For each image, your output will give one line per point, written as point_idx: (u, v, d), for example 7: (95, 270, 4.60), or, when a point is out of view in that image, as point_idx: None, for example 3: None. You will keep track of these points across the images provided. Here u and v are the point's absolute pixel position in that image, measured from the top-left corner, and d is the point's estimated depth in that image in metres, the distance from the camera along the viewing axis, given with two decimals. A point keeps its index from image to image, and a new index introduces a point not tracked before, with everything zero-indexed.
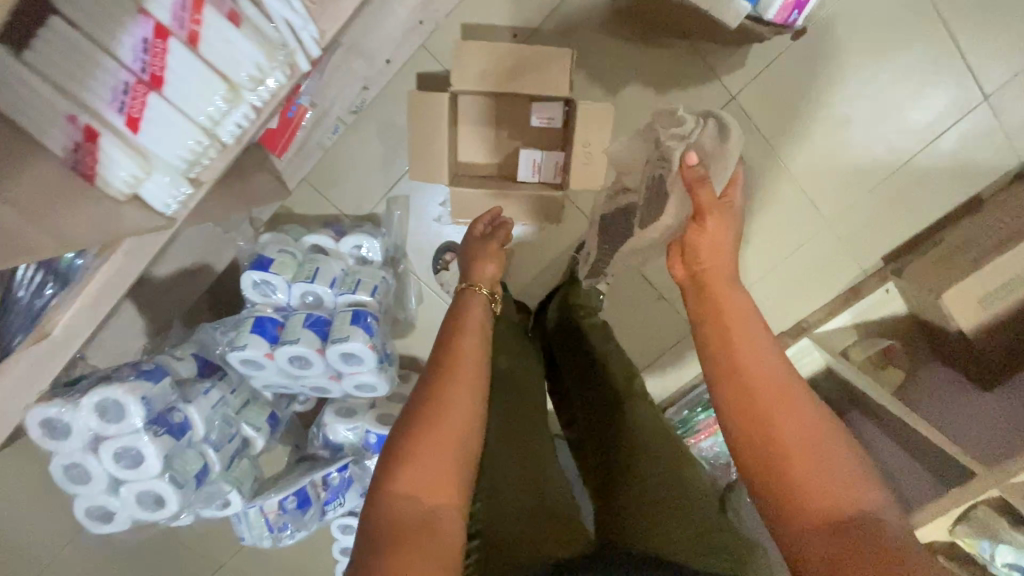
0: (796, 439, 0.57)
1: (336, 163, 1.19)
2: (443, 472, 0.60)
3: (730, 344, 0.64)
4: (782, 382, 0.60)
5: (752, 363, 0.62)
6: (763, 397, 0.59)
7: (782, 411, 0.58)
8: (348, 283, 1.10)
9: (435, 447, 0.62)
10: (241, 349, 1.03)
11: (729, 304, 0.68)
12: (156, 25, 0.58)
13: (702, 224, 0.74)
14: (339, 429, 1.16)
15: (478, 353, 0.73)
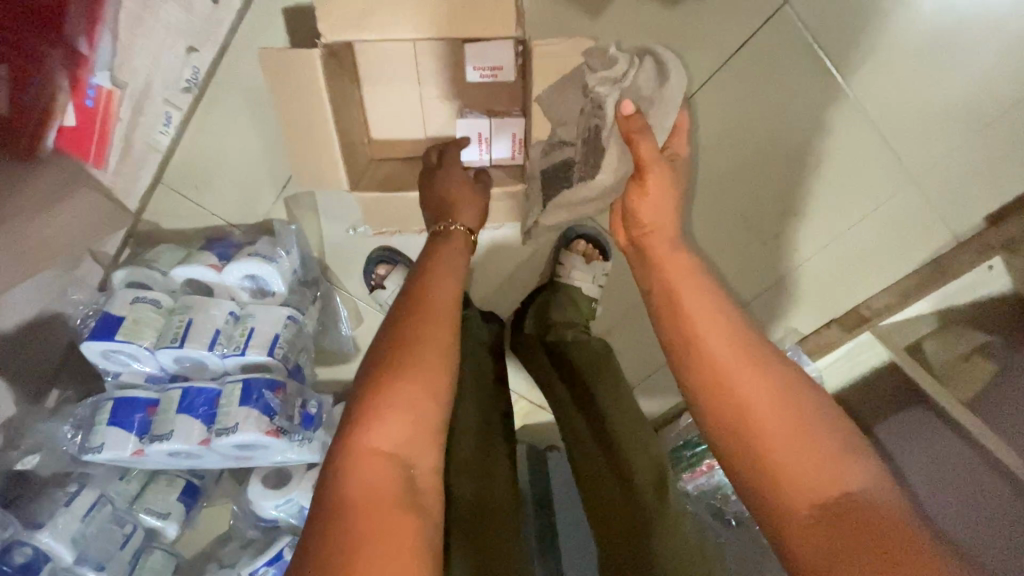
0: (776, 417, 0.47)
1: (198, 159, 0.83)
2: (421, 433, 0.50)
3: (685, 316, 0.54)
4: (743, 340, 0.51)
5: (718, 329, 0.52)
6: (729, 366, 0.50)
7: (755, 383, 0.48)
8: (238, 338, 0.80)
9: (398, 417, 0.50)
10: (98, 452, 0.75)
11: (679, 276, 0.58)
12: None
13: (643, 183, 0.64)
14: (268, 506, 0.92)
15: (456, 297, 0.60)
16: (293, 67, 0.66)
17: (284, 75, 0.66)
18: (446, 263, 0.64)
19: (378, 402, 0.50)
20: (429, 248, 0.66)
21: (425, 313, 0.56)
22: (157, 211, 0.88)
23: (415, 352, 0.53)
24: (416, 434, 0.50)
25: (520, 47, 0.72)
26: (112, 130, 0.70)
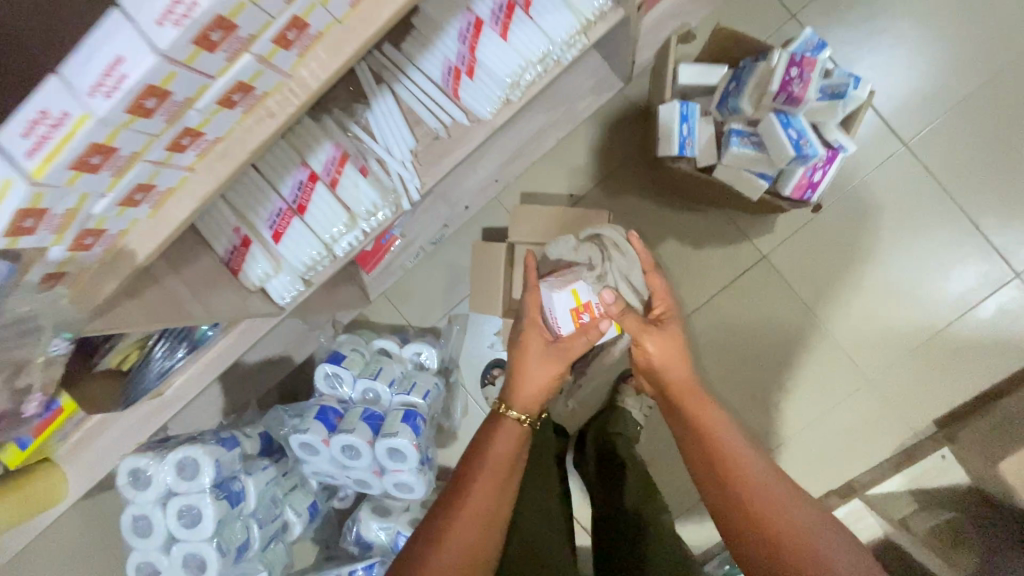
0: (794, 542, 0.68)
1: (410, 284, 1.40)
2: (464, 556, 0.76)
3: (714, 455, 0.80)
4: (766, 480, 0.75)
5: (741, 471, 0.76)
6: (750, 497, 0.73)
7: (777, 518, 0.71)
8: (405, 384, 1.24)
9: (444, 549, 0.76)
10: (303, 433, 1.15)
11: (705, 422, 0.83)
12: (311, 173, 0.83)
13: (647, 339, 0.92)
14: (373, 527, 1.19)
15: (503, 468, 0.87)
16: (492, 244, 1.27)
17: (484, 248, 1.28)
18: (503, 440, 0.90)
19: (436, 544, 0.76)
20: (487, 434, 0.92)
21: (466, 480, 0.84)
22: (370, 309, 1.41)
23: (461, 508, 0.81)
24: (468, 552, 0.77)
25: None
26: (383, 256, 1.26)
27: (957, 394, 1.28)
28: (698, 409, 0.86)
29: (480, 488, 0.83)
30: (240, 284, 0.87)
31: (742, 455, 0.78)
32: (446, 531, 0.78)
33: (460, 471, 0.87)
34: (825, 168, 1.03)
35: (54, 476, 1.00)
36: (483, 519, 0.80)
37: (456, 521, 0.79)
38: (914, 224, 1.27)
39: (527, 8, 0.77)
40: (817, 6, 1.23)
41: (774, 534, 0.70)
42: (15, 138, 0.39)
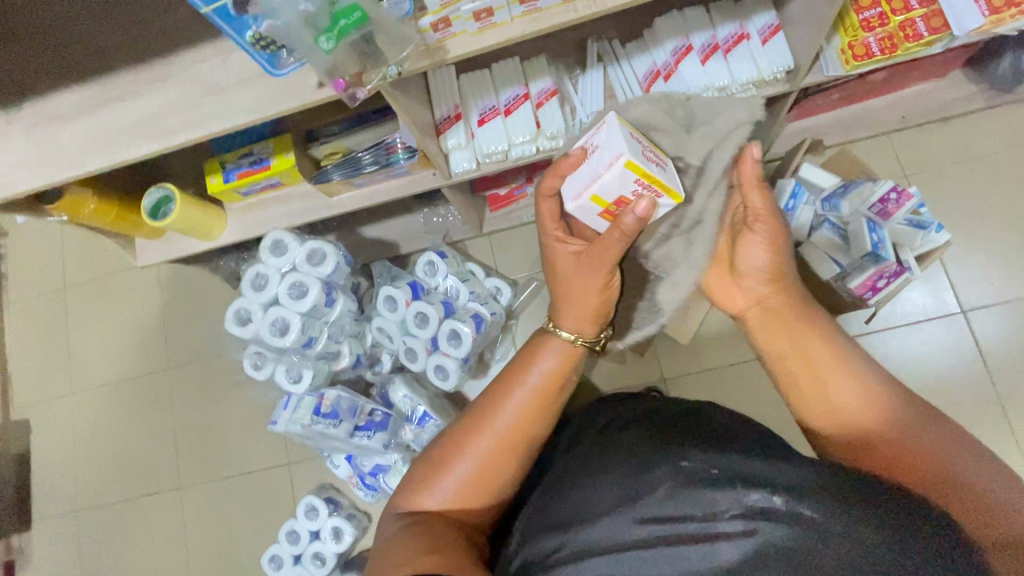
0: (916, 462, 0.69)
1: (515, 238, 1.66)
2: (487, 464, 0.81)
3: (820, 380, 0.79)
4: (874, 399, 0.75)
5: (861, 390, 0.76)
6: (870, 425, 0.74)
7: (907, 439, 0.71)
8: (481, 298, 1.45)
9: (468, 466, 0.81)
10: (393, 289, 1.38)
11: (808, 347, 0.82)
12: (526, 93, 1.14)
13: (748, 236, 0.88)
14: (400, 393, 1.36)
15: (529, 394, 0.84)
16: None
17: None
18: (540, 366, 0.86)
19: (459, 451, 0.82)
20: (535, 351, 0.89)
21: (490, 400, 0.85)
22: (473, 242, 1.67)
23: (486, 421, 0.83)
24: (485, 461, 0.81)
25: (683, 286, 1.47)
26: (510, 205, 1.58)
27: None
28: (800, 339, 0.83)
29: (506, 404, 0.83)
30: (437, 141, 1.15)
31: (863, 392, 0.76)
32: (470, 443, 0.82)
33: (481, 402, 0.85)
34: (891, 279, 1.23)
35: (217, 216, 1.26)
36: (504, 431, 0.82)
37: (472, 430, 0.82)
38: (949, 380, 1.43)
39: (728, 51, 1.07)
40: (928, 177, 1.49)
41: (893, 455, 0.71)
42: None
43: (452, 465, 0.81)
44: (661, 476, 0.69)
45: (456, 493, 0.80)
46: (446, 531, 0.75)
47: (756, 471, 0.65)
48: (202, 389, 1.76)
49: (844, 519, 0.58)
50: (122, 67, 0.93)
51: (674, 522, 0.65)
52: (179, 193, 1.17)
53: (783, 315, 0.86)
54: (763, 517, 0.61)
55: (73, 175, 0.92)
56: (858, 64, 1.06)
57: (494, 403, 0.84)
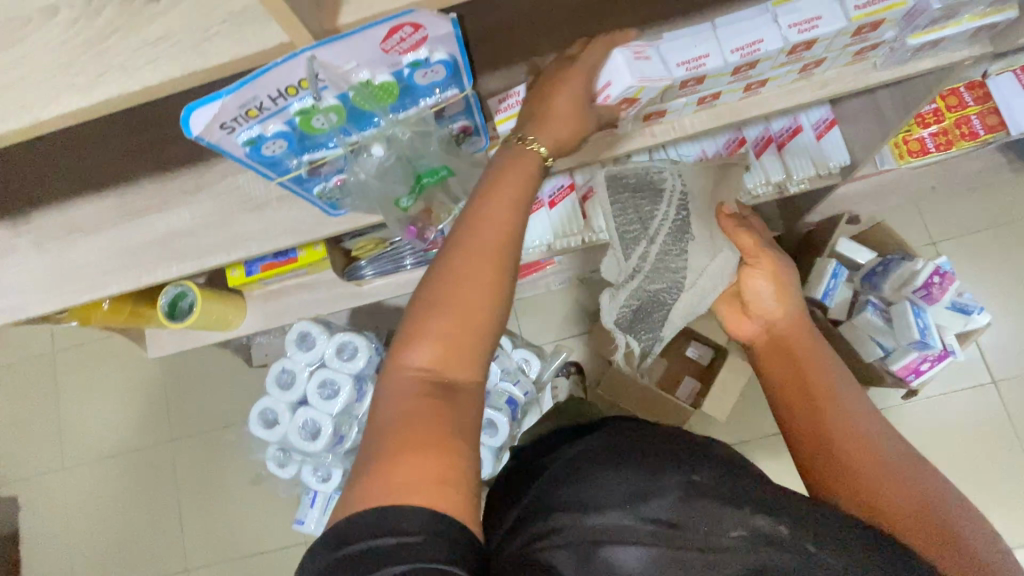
0: (908, 502, 0.60)
1: (539, 303, 1.62)
2: (456, 330, 0.50)
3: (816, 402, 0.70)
4: (868, 435, 0.66)
5: (852, 422, 0.67)
6: (864, 456, 0.64)
7: (900, 480, 0.62)
8: (512, 376, 1.40)
9: (456, 318, 0.49)
10: None
11: (811, 371, 0.73)
12: (571, 183, 1.09)
13: (752, 264, 0.80)
14: None
15: (510, 216, 0.53)
16: None
17: None
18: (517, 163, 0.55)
19: (420, 325, 0.50)
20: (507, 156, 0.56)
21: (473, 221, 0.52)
22: None
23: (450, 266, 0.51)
24: (455, 347, 0.50)
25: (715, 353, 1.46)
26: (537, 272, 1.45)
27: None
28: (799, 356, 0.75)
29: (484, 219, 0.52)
30: None
31: (860, 419, 0.68)
32: (458, 289, 0.49)
33: (462, 223, 0.53)
34: (933, 363, 1.24)
35: (238, 304, 1.18)
36: (497, 261, 0.51)
37: (456, 262, 0.50)
38: (983, 451, 1.41)
39: (783, 146, 1.04)
40: (956, 244, 1.47)
41: (886, 494, 0.61)
42: (631, 55, 0.60)
43: (432, 312, 0.50)
44: (668, 482, 0.57)
45: (434, 357, 0.49)
46: (429, 414, 0.47)
47: (773, 496, 0.56)
48: (206, 462, 1.66)
49: (840, 555, 0.51)
50: (147, 176, 0.85)
51: (679, 531, 0.53)
52: (199, 287, 1.09)
53: (783, 340, 0.77)
54: (768, 545, 0.51)
55: (93, 297, 0.84)
56: (914, 158, 1.05)
57: (464, 235, 0.52)
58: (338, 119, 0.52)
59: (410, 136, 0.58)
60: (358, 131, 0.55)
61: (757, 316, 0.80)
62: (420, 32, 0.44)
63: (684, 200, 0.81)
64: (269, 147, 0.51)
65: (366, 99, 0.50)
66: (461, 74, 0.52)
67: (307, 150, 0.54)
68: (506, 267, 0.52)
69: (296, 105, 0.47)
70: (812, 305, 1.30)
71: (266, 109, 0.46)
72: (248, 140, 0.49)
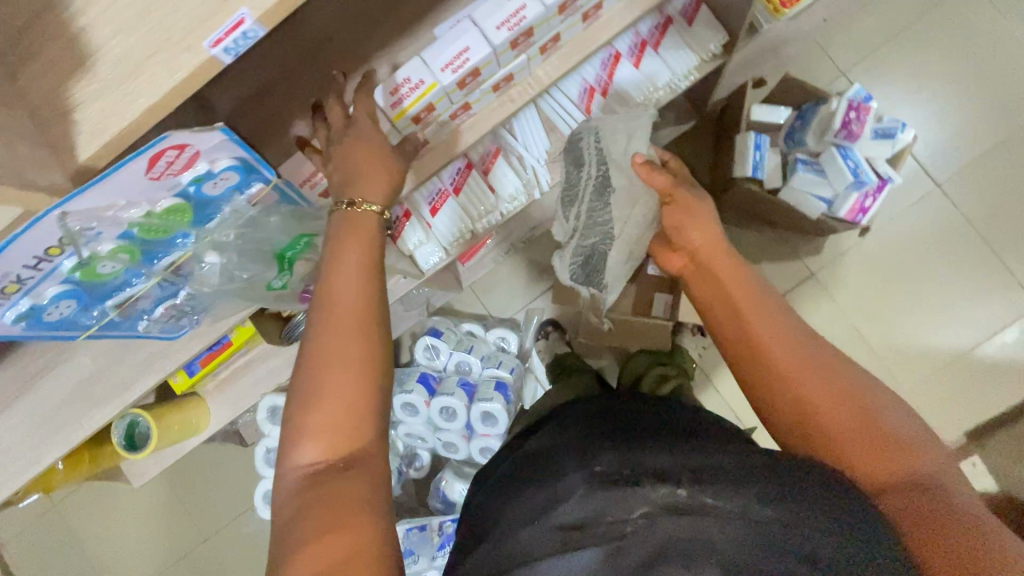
0: (836, 410, 0.61)
1: (495, 277, 1.59)
2: (331, 414, 0.48)
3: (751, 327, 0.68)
4: (813, 355, 0.65)
5: (797, 347, 0.65)
6: (799, 369, 0.64)
7: (851, 403, 0.61)
8: (493, 360, 1.40)
9: (345, 389, 0.49)
10: (408, 393, 1.30)
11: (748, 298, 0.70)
12: (469, 162, 1.03)
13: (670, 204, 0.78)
14: (457, 487, 1.32)
15: (364, 294, 0.52)
16: None
17: None
18: (355, 235, 0.54)
19: (300, 419, 0.49)
20: (341, 224, 0.54)
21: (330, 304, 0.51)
22: (456, 298, 1.60)
23: (317, 362, 0.49)
24: (342, 429, 0.49)
25: None
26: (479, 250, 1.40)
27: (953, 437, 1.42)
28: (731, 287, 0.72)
29: (339, 302, 0.51)
30: (396, 248, 1.04)
31: (802, 337, 0.66)
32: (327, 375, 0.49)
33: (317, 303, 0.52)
34: (875, 196, 1.23)
35: (200, 407, 1.15)
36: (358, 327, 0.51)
37: (326, 336, 0.50)
38: (947, 256, 1.44)
39: (657, 45, 0.98)
40: (867, 66, 1.44)
41: (825, 410, 0.61)
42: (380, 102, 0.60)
43: (317, 395, 0.49)
44: (573, 479, 0.57)
45: (327, 437, 0.48)
46: (327, 502, 0.45)
47: (671, 465, 0.56)
48: (246, 548, 1.67)
49: (738, 499, 0.52)
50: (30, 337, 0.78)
51: (588, 528, 0.52)
52: (148, 410, 1.04)
53: (704, 274, 0.76)
54: (667, 513, 0.51)
55: (31, 476, 0.79)
56: (789, 9, 1.02)
57: (323, 330, 0.50)
58: (127, 259, 0.55)
59: (235, 235, 0.61)
60: (152, 267, 0.58)
61: (682, 250, 0.79)
62: (184, 151, 0.46)
63: (602, 155, 0.86)
64: (52, 310, 0.54)
65: (151, 232, 0.53)
66: (247, 176, 0.54)
67: (99, 302, 0.57)
68: (373, 331, 0.51)
69: (63, 263, 0.50)
70: (748, 183, 1.28)
71: (26, 277, 0.49)
72: (19, 314, 0.53)
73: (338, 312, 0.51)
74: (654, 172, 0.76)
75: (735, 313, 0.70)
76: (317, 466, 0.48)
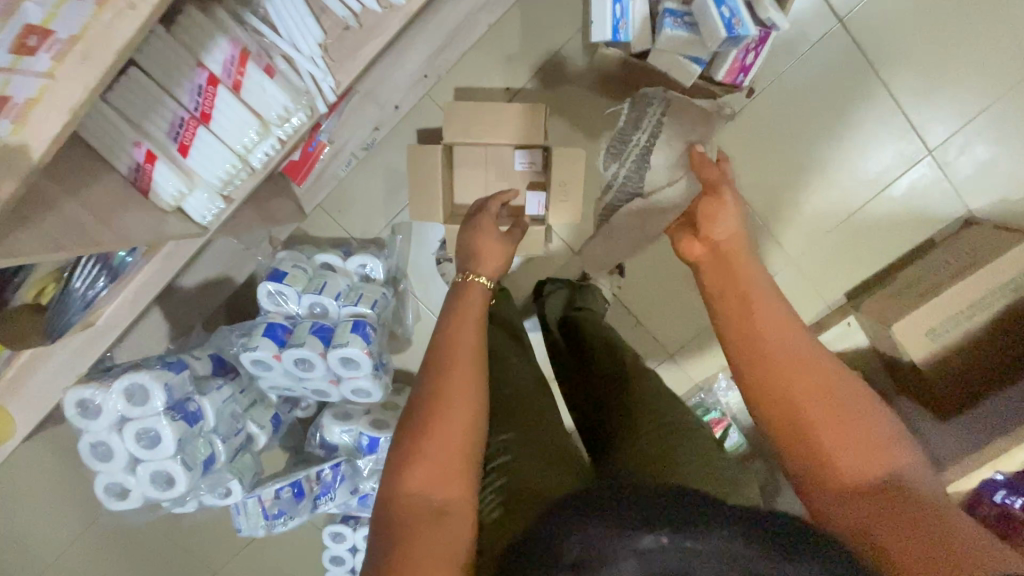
0: (830, 406, 0.65)
1: (347, 192, 1.35)
2: (445, 463, 0.66)
3: (751, 315, 0.72)
4: (812, 353, 0.69)
5: (802, 344, 0.69)
6: (799, 362, 0.68)
7: (844, 401, 0.66)
8: (352, 297, 1.24)
9: (437, 435, 0.67)
10: (253, 350, 1.15)
11: (757, 292, 0.75)
12: (209, 75, 0.75)
13: (719, 203, 0.89)
14: (335, 430, 1.26)
15: (474, 353, 0.75)
16: (425, 155, 1.22)
17: (420, 159, 1.23)
18: (471, 308, 0.82)
19: (416, 451, 0.66)
20: (462, 292, 0.88)
21: (443, 372, 0.72)
22: (308, 223, 1.38)
23: (436, 407, 0.68)
24: (446, 468, 0.65)
25: (544, 153, 1.26)
26: (315, 166, 1.23)
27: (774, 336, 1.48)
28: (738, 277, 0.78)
29: (456, 362, 0.74)
30: (150, 206, 0.80)
31: (801, 333, 0.70)
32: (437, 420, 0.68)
33: (443, 356, 0.75)
34: (758, 49, 1.00)
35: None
36: (470, 380, 0.72)
37: (442, 384, 0.71)
38: (844, 105, 1.28)
39: None
40: None
41: (812, 402, 0.66)
42: None
43: (422, 435, 0.67)
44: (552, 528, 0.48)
45: (426, 471, 0.65)
46: (434, 516, 0.62)
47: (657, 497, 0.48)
48: None
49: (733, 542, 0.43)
50: None
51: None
52: None
53: (725, 262, 0.81)
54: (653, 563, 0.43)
55: None
56: None
57: (445, 382, 0.71)
58: None
59: None
60: None
61: (706, 242, 0.86)
62: None
63: (659, 130, 1.19)
64: None
65: None
66: None
67: None
68: (475, 383, 0.72)
69: None
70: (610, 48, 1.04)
71: None
72: None
73: (456, 370, 0.72)
74: (709, 164, 0.96)
75: (742, 299, 0.74)
76: (418, 498, 0.63)
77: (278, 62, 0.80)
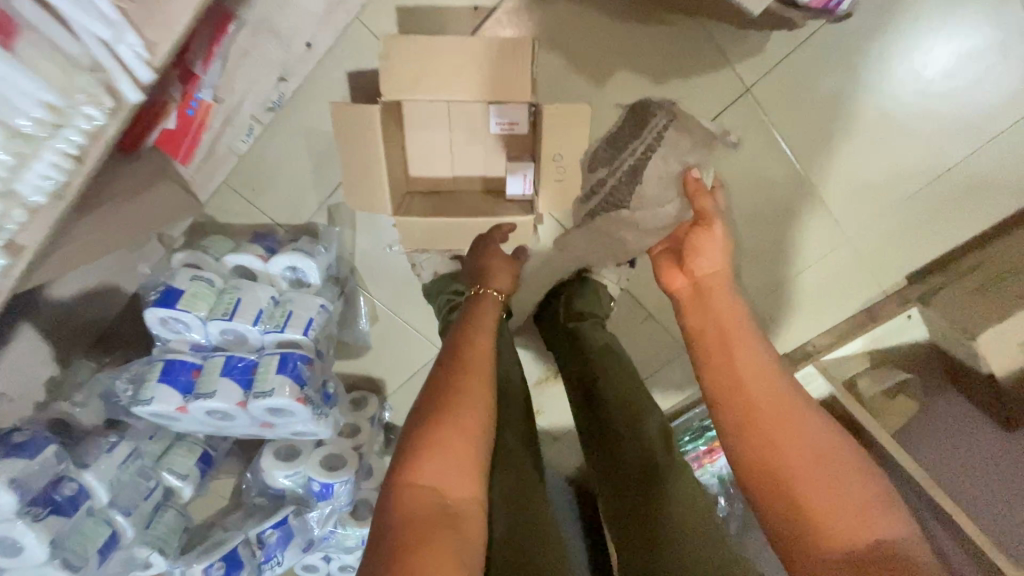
0: (801, 448, 0.55)
1: (260, 166, 0.98)
2: (464, 470, 0.56)
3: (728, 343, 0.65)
4: (780, 389, 0.60)
5: (774, 379, 0.61)
6: (773, 401, 0.59)
7: (819, 446, 0.55)
8: (278, 317, 0.93)
9: (456, 432, 0.58)
10: (147, 403, 0.87)
11: (734, 322, 0.68)
12: None
13: (708, 226, 0.79)
14: (278, 476, 1.03)
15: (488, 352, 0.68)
16: (358, 117, 0.83)
17: (352, 123, 0.84)
18: (486, 309, 0.78)
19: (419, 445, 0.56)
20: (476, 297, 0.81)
21: (463, 367, 0.64)
22: (213, 209, 1.01)
23: (455, 401, 0.60)
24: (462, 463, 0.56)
25: (532, 110, 0.89)
26: (201, 139, 0.87)
27: (792, 340, 1.24)
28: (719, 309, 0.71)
29: (475, 351, 0.68)
30: None
31: (775, 370, 0.62)
32: (455, 411, 0.59)
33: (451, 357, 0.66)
34: None
35: None
36: (483, 381, 0.64)
37: (455, 376, 0.63)
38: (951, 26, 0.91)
39: None
40: None
41: (787, 443, 0.56)
42: None
43: (438, 423, 0.58)
44: None
45: (438, 466, 0.55)
46: (438, 533, 0.50)
47: None
48: None
49: None
50: None
51: None
52: None
53: (702, 293, 0.75)
54: None
55: None
56: None
57: (464, 372, 0.64)
58: None
59: None
60: None
61: (691, 272, 0.78)
62: None
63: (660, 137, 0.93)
64: None
65: None
66: None
67: None
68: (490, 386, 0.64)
69: None
70: None
71: None
72: None
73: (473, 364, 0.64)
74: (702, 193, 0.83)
75: (720, 332, 0.67)
76: (428, 493, 0.53)
77: (41, 27, 0.52)
